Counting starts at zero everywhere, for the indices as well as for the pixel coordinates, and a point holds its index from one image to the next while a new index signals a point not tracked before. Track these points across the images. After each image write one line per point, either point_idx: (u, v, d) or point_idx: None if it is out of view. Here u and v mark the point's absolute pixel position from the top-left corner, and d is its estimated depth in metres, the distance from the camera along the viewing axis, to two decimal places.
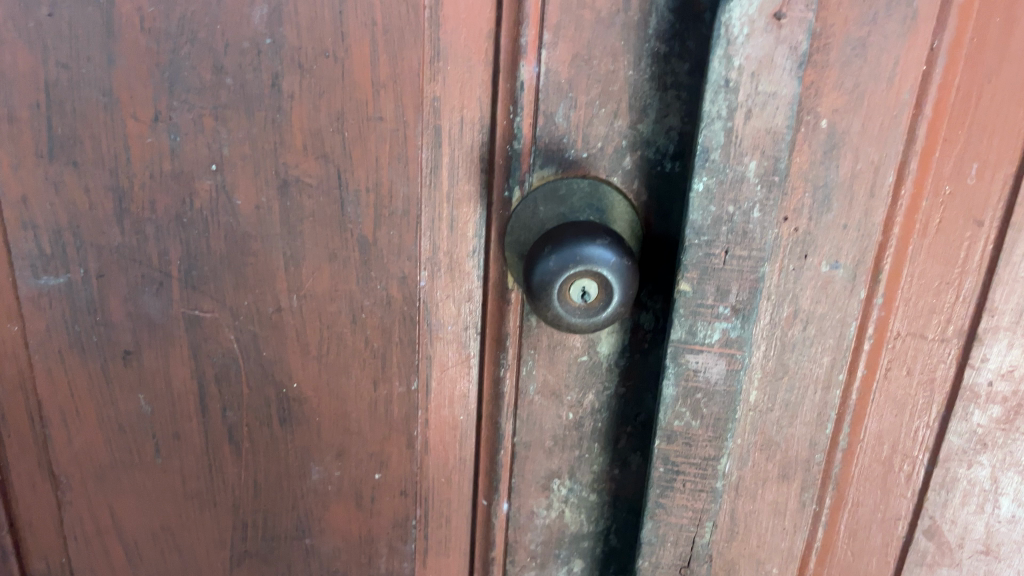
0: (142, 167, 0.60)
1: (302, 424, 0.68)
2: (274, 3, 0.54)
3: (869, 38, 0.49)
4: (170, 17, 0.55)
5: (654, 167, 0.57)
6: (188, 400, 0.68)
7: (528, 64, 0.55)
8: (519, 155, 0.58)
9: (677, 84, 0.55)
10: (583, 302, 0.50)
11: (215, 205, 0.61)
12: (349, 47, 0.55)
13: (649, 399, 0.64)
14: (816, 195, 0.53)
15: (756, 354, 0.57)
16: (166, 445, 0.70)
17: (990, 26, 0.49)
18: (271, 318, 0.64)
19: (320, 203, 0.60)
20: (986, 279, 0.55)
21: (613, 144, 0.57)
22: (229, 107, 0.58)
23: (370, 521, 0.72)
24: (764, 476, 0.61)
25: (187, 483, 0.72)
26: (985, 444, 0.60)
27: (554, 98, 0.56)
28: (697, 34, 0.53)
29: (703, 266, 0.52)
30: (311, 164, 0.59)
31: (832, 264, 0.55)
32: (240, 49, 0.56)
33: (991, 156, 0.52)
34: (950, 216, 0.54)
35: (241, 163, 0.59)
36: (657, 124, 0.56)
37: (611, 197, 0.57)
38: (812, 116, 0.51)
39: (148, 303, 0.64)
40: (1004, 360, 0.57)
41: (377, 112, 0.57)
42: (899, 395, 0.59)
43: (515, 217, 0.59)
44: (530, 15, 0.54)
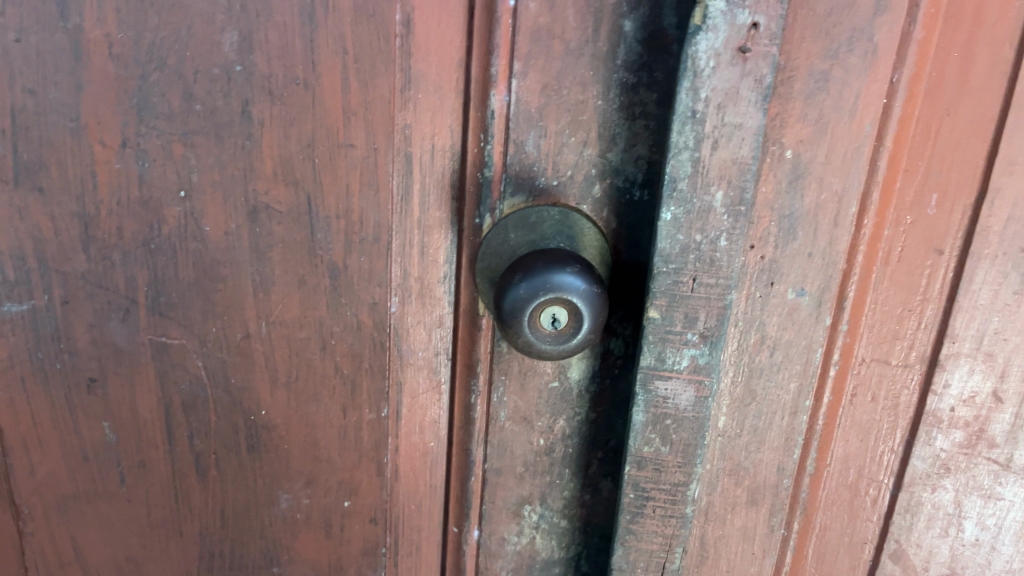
0: (109, 194, 0.59)
1: (271, 452, 0.67)
2: (245, 31, 0.55)
3: (832, 71, 0.50)
4: (140, 44, 0.55)
5: (623, 196, 0.58)
6: (154, 428, 0.67)
7: (499, 93, 0.55)
8: (490, 182, 0.58)
9: (645, 113, 0.55)
10: (554, 328, 0.51)
11: (183, 231, 0.60)
12: (319, 75, 0.56)
13: (620, 424, 0.64)
14: (782, 224, 0.54)
15: (724, 380, 0.58)
16: (132, 473, 0.69)
17: (948, 62, 0.51)
18: (240, 344, 0.64)
19: (290, 229, 0.60)
20: (947, 306, 0.56)
21: (583, 172, 0.57)
22: (199, 134, 0.57)
23: (340, 549, 0.71)
24: (733, 500, 0.62)
25: (153, 513, 0.71)
26: (948, 468, 0.60)
27: (525, 126, 0.56)
28: (665, 65, 0.54)
29: (671, 294, 0.53)
30: (281, 191, 0.59)
31: (798, 292, 0.55)
32: (211, 76, 0.56)
33: (951, 187, 0.53)
34: (912, 245, 0.55)
35: (210, 189, 0.59)
36: (625, 153, 0.57)
37: (581, 225, 0.57)
38: (778, 146, 0.52)
39: (114, 330, 0.64)
40: (966, 386, 0.58)
41: (348, 138, 0.57)
42: (865, 420, 0.60)
43: (485, 243, 0.58)
44: (500, 45, 0.54)
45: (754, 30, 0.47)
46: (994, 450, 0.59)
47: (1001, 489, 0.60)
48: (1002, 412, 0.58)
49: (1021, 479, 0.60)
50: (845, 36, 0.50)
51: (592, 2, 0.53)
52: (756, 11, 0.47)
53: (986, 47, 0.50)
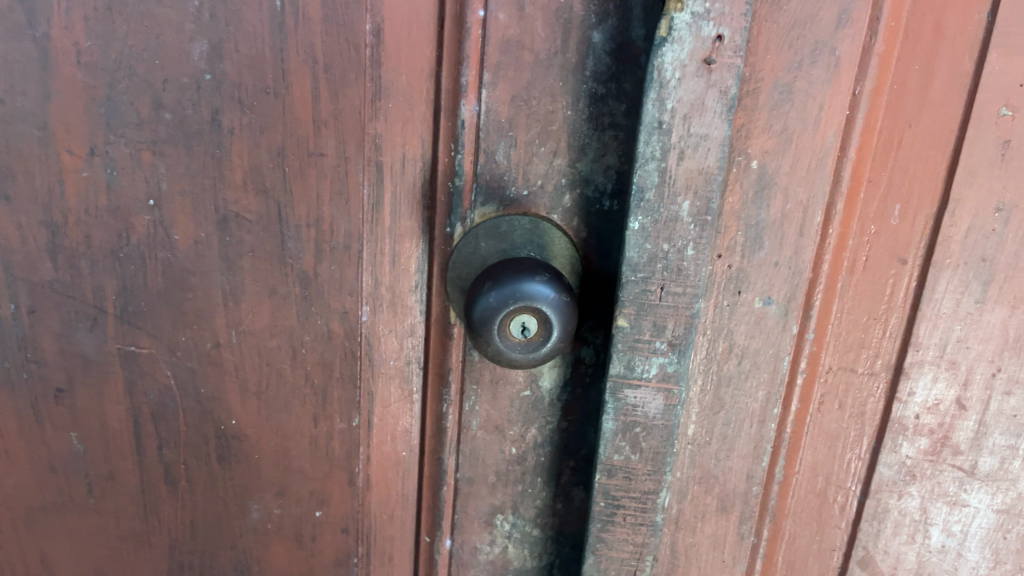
0: (78, 203, 0.59)
1: (241, 462, 0.67)
2: (214, 40, 0.55)
3: (795, 83, 0.51)
4: (109, 53, 0.55)
5: (593, 205, 0.58)
6: (123, 438, 0.67)
7: (469, 103, 0.56)
8: (461, 192, 0.58)
9: (614, 124, 0.55)
10: (523, 337, 0.51)
11: (152, 241, 0.60)
12: (289, 85, 0.56)
13: (592, 433, 0.63)
14: (748, 233, 0.55)
15: (693, 388, 0.59)
16: (100, 484, 0.69)
17: (909, 74, 0.51)
18: (210, 354, 0.64)
19: (260, 238, 0.60)
20: (911, 315, 0.57)
21: (553, 181, 0.57)
22: (168, 142, 0.58)
23: (311, 560, 0.71)
24: (703, 508, 0.62)
25: (121, 525, 0.70)
26: (914, 475, 0.61)
27: (495, 136, 0.56)
28: (635, 77, 0.54)
29: (640, 302, 0.53)
30: (251, 200, 0.59)
31: (765, 300, 0.56)
32: (180, 84, 0.56)
33: (913, 197, 0.54)
34: (876, 254, 0.56)
35: (180, 198, 0.59)
36: (595, 163, 0.57)
37: (551, 234, 0.57)
38: (743, 156, 0.53)
39: (82, 339, 0.63)
40: (930, 393, 0.59)
41: (318, 148, 0.57)
42: (832, 428, 0.60)
43: (456, 253, 0.58)
44: (470, 56, 0.54)
45: (719, 42, 0.48)
46: (959, 457, 0.60)
47: (966, 495, 0.61)
48: (966, 419, 0.59)
49: (985, 486, 0.61)
50: (807, 49, 0.51)
51: (561, 14, 0.53)
52: (720, 23, 0.48)
53: (947, 60, 0.51)
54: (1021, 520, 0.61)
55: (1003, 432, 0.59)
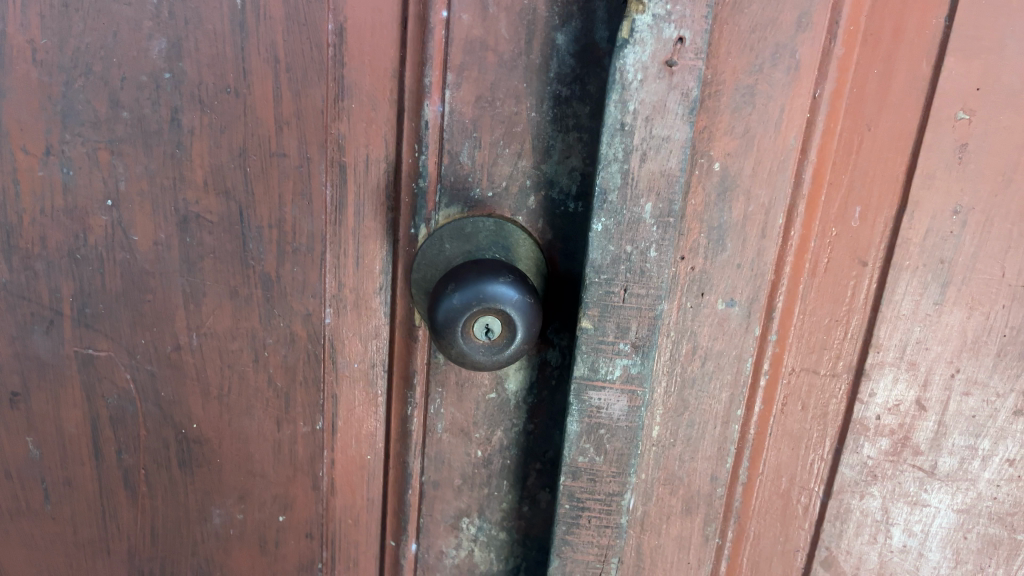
0: (33, 203, 0.58)
1: (202, 466, 0.66)
2: (174, 38, 0.54)
3: (757, 86, 0.52)
4: (65, 50, 0.54)
5: (557, 208, 0.57)
6: (80, 443, 0.66)
7: (433, 104, 0.55)
8: (425, 193, 0.57)
9: (579, 126, 0.55)
10: (487, 339, 0.50)
11: (111, 241, 0.59)
12: (251, 84, 0.55)
13: (558, 436, 0.63)
14: (711, 235, 0.55)
15: (656, 390, 0.59)
16: (57, 490, 0.67)
17: (868, 78, 0.52)
18: (170, 356, 0.63)
19: (221, 239, 0.59)
20: (872, 317, 0.57)
21: (518, 183, 0.57)
22: (126, 141, 0.57)
23: (275, 566, 0.70)
24: (668, 510, 0.62)
25: (79, 532, 0.69)
26: (875, 476, 0.61)
27: (460, 137, 0.56)
28: (598, 79, 0.54)
29: (603, 304, 0.53)
30: (212, 201, 0.58)
31: (728, 302, 0.56)
32: (138, 83, 0.55)
33: (873, 200, 0.55)
34: (838, 256, 0.56)
35: (139, 199, 0.58)
36: (559, 165, 0.57)
37: (515, 236, 0.57)
38: (705, 158, 0.53)
39: (38, 342, 0.62)
40: (890, 394, 0.59)
41: (280, 148, 0.57)
42: (795, 429, 0.61)
43: (420, 254, 0.57)
44: (433, 57, 0.54)
45: (680, 44, 0.48)
46: (920, 457, 0.60)
47: (926, 495, 0.62)
48: (925, 420, 0.59)
49: (945, 486, 0.61)
50: (768, 52, 0.51)
51: (525, 15, 0.53)
52: (682, 25, 0.48)
53: (904, 64, 0.52)
54: (981, 520, 0.62)
55: (962, 433, 0.59)
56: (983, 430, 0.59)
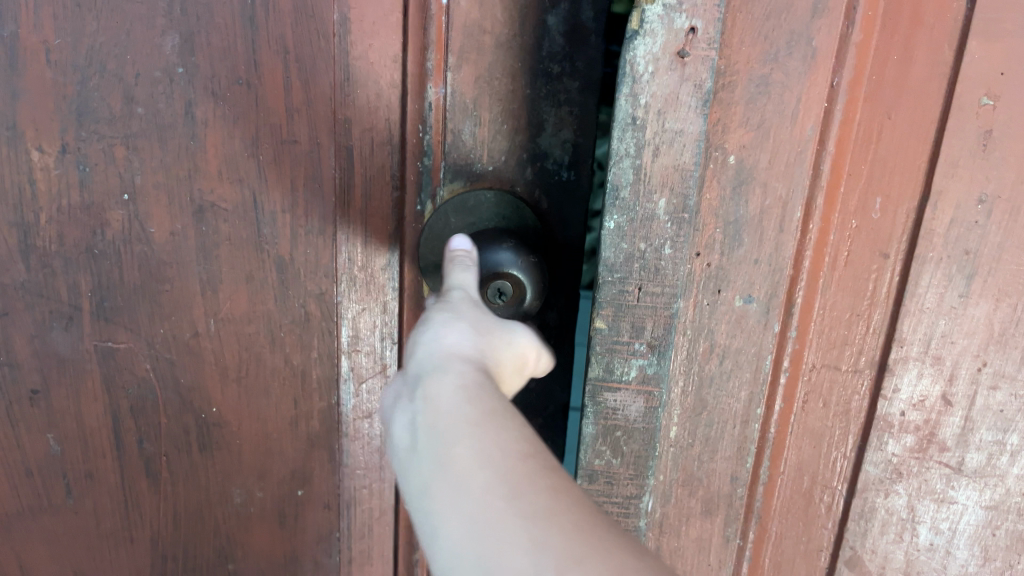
0: (50, 201, 0.57)
1: (223, 449, 0.66)
2: (186, 33, 0.54)
3: (772, 76, 0.50)
4: (78, 49, 0.54)
5: (551, 177, 0.57)
6: (101, 435, 0.64)
7: (435, 86, 0.54)
8: (430, 171, 0.57)
9: (569, 100, 0.55)
10: (501, 301, 0.52)
11: (129, 236, 0.58)
12: (261, 75, 0.54)
13: (559, 392, 0.64)
14: (727, 231, 0.53)
15: (674, 389, 0.58)
16: (79, 484, 0.66)
17: (886, 63, 0.50)
18: (188, 343, 0.62)
19: (236, 226, 0.58)
20: (895, 310, 0.55)
21: (515, 156, 0.57)
22: (141, 137, 0.56)
23: (294, 539, 0.69)
24: (688, 511, 0.61)
25: (101, 523, 0.68)
26: (901, 473, 0.60)
27: (460, 116, 0.55)
28: (586, 57, 0.54)
29: (617, 304, 0.52)
30: (226, 188, 0.57)
31: (745, 299, 0.55)
32: (152, 79, 0.55)
33: (893, 191, 0.53)
34: (857, 249, 0.54)
35: (155, 192, 0.57)
36: (553, 137, 0.56)
37: (515, 206, 0.57)
38: (720, 152, 0.52)
39: (56, 339, 0.61)
40: (915, 389, 0.57)
41: (290, 136, 0.56)
42: (816, 426, 0.59)
43: (427, 230, 0.57)
44: (434, 41, 0.53)
45: (692, 35, 0.47)
46: (946, 453, 0.58)
47: (953, 493, 0.60)
48: (951, 415, 0.57)
49: (973, 482, 0.59)
50: (783, 40, 0.49)
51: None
52: (693, 15, 0.46)
53: (924, 49, 0.50)
54: (1010, 516, 0.60)
55: (990, 428, 0.57)
56: (1012, 425, 0.57)
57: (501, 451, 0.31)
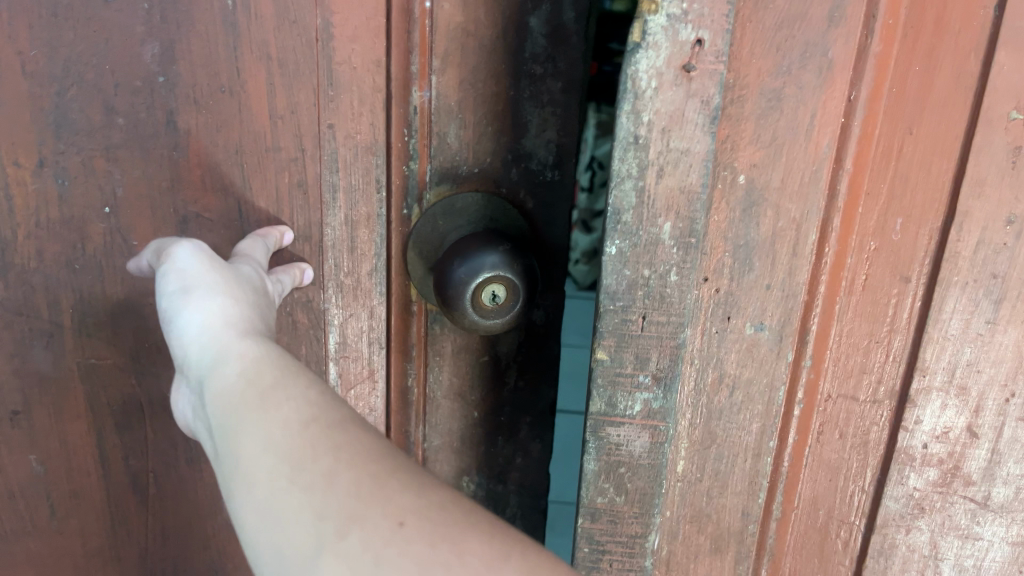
0: (28, 215, 0.54)
1: (211, 461, 0.62)
2: (166, 41, 0.51)
3: (784, 90, 0.46)
4: (55, 59, 0.51)
5: (536, 177, 0.55)
6: (85, 453, 0.61)
7: (419, 90, 0.52)
8: (416, 175, 0.54)
9: (553, 101, 0.53)
10: (494, 304, 0.50)
11: (110, 248, 0.55)
12: (245, 83, 0.52)
13: (548, 389, 0.60)
14: (737, 254, 0.50)
15: (681, 422, 0.54)
16: (63, 504, 0.63)
17: (909, 75, 0.47)
18: (174, 355, 0.59)
19: (222, 236, 0.55)
20: (916, 337, 0.52)
21: (499, 158, 0.54)
22: (123, 147, 0.53)
23: None
24: (697, 549, 0.58)
25: (88, 543, 0.65)
26: (923, 509, 0.56)
27: (445, 119, 0.53)
28: (568, 57, 0.51)
29: (620, 334, 0.49)
30: (211, 198, 0.54)
31: (756, 327, 0.52)
32: (132, 88, 0.52)
33: (915, 211, 0.49)
34: (876, 272, 0.51)
35: (138, 204, 0.54)
36: (536, 138, 0.54)
37: (502, 206, 0.55)
38: (729, 171, 0.48)
39: (37, 357, 0.58)
40: (938, 421, 0.53)
41: (276, 144, 0.53)
42: (833, 459, 0.56)
43: (413, 234, 0.55)
44: (417, 44, 0.51)
45: (699, 47, 0.43)
46: (971, 488, 0.55)
47: (979, 528, 0.56)
48: (977, 448, 0.54)
49: (999, 517, 0.56)
50: (797, 51, 0.46)
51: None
52: (700, 26, 0.43)
53: (949, 60, 0.46)
54: None
55: (1018, 461, 0.54)
56: None
57: (285, 430, 0.34)
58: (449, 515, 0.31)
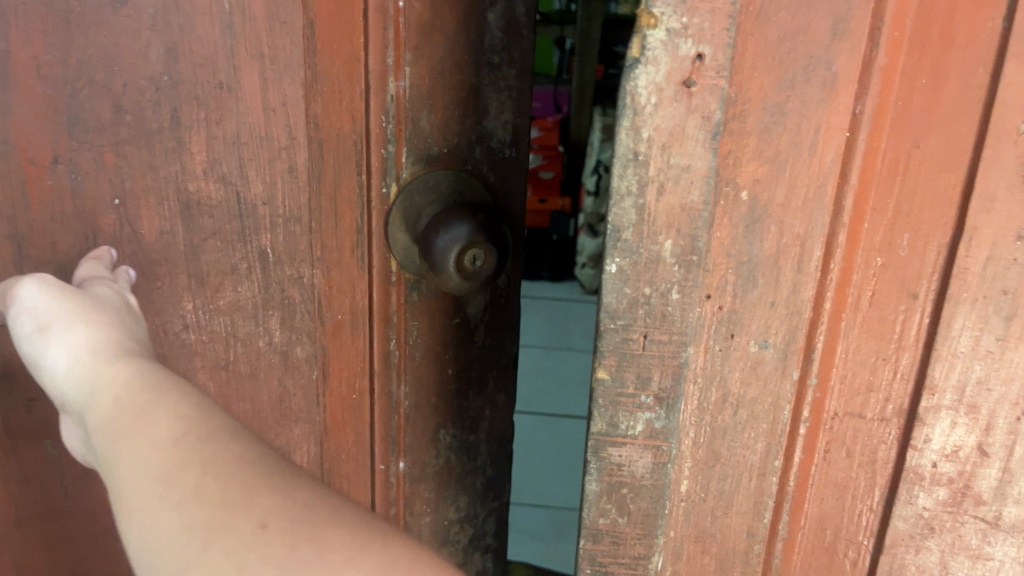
0: (43, 212, 0.55)
1: None
2: (169, 43, 0.51)
3: (788, 104, 0.45)
4: (68, 63, 0.51)
5: (498, 156, 0.56)
6: None
7: (395, 79, 0.53)
8: (394, 157, 0.54)
9: (507, 87, 0.54)
10: (474, 265, 0.52)
11: (120, 239, 0.56)
12: (241, 80, 0.52)
13: (510, 344, 0.61)
14: (740, 271, 0.49)
15: (685, 441, 0.53)
16: (80, 481, 0.65)
17: (915, 89, 0.45)
18: (179, 338, 0.59)
19: (221, 222, 0.56)
20: (925, 354, 0.51)
21: (465, 137, 0.55)
22: (131, 143, 0.54)
23: None
24: (701, 569, 0.57)
25: (103, 519, 0.67)
26: (933, 529, 0.55)
27: (418, 105, 0.53)
28: (522, 47, 0.53)
29: (621, 353, 0.48)
30: (212, 187, 0.55)
31: (761, 344, 0.50)
32: (138, 87, 0.52)
33: (923, 227, 0.48)
34: (883, 288, 0.50)
35: (145, 195, 0.55)
36: (496, 119, 0.55)
37: (469, 180, 0.55)
38: (732, 186, 0.47)
39: None
40: (948, 440, 0.52)
41: (269, 134, 0.54)
42: (839, 477, 0.55)
43: (391, 211, 0.55)
44: (392, 40, 0.52)
45: (699, 62, 0.42)
46: (982, 507, 0.54)
47: (990, 548, 0.55)
48: (988, 467, 0.52)
49: (1011, 538, 0.54)
50: (800, 64, 0.44)
51: None
52: (700, 40, 0.42)
53: (956, 73, 0.45)
54: None
55: None
56: None
57: (152, 450, 0.36)
58: (313, 512, 0.33)
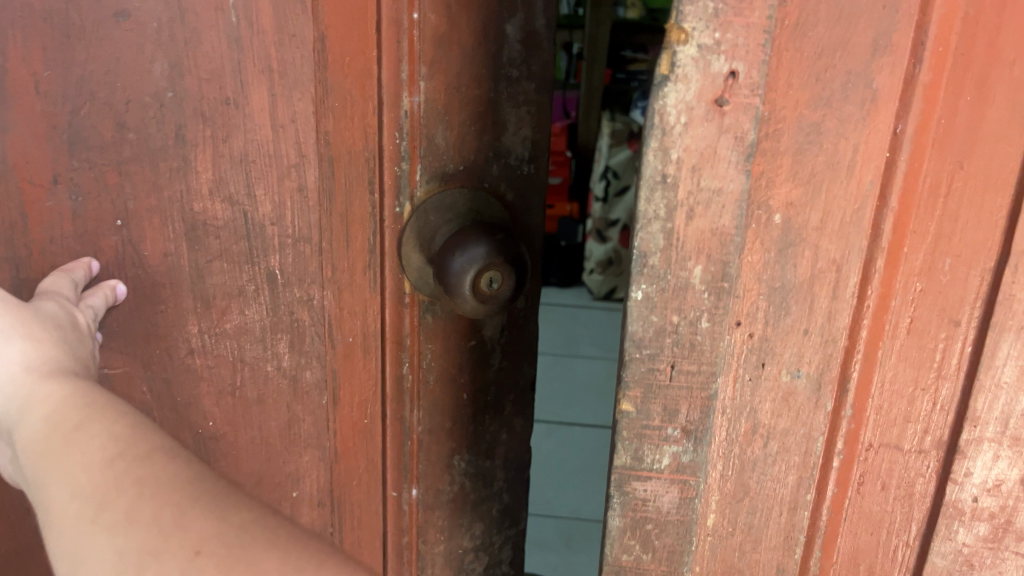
0: (43, 233, 0.53)
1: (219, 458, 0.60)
2: (173, 58, 0.49)
3: (825, 123, 0.43)
4: (69, 79, 0.49)
5: (516, 173, 0.54)
6: None
7: (410, 95, 0.50)
8: (408, 176, 0.52)
9: (528, 100, 0.52)
10: (490, 289, 0.49)
11: (123, 261, 0.54)
12: (249, 96, 0.50)
13: (528, 365, 0.59)
14: (773, 298, 0.46)
15: (712, 474, 0.50)
16: None
17: (959, 106, 0.43)
18: (185, 362, 0.57)
19: (228, 243, 0.54)
20: (967, 384, 0.48)
21: (482, 154, 0.53)
22: (134, 162, 0.52)
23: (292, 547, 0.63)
24: None
25: None
26: (972, 564, 0.53)
27: (433, 122, 0.51)
28: (542, 60, 0.51)
29: (646, 384, 0.45)
30: (217, 207, 0.53)
31: (793, 373, 0.48)
32: (142, 104, 0.50)
33: (965, 251, 0.46)
34: (923, 314, 0.47)
35: (149, 216, 0.53)
36: (514, 135, 0.53)
37: (487, 199, 0.53)
38: (764, 209, 0.44)
39: None
40: (990, 473, 0.50)
41: (277, 152, 0.51)
42: (874, 512, 0.52)
43: (406, 231, 0.53)
44: (407, 54, 0.49)
45: (732, 79, 0.39)
46: None
47: None
48: None
49: None
50: (839, 81, 0.42)
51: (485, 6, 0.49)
52: (733, 56, 0.39)
53: (1002, 90, 0.42)
54: None
55: None
56: None
57: (84, 473, 0.36)
58: (246, 533, 0.34)
